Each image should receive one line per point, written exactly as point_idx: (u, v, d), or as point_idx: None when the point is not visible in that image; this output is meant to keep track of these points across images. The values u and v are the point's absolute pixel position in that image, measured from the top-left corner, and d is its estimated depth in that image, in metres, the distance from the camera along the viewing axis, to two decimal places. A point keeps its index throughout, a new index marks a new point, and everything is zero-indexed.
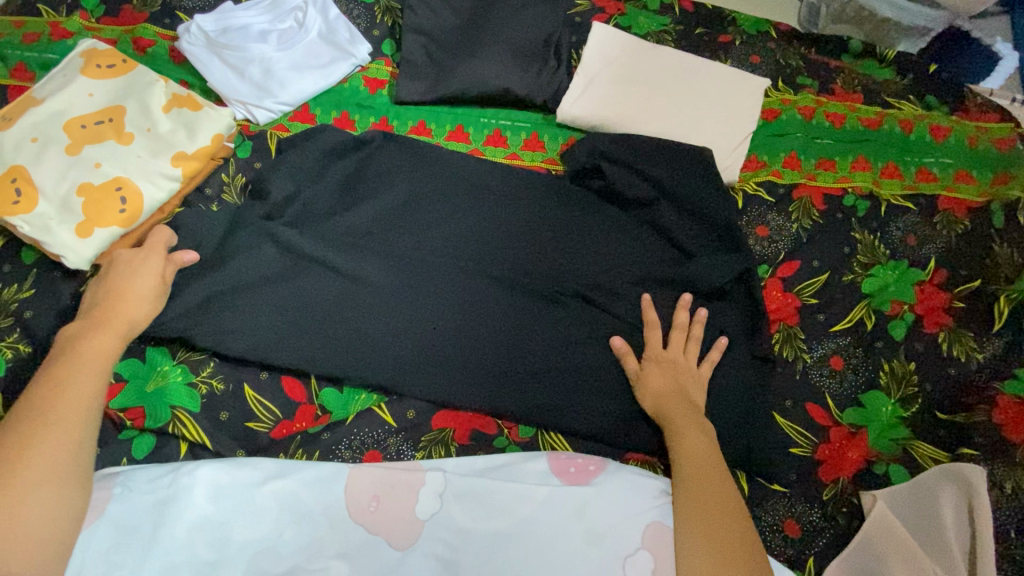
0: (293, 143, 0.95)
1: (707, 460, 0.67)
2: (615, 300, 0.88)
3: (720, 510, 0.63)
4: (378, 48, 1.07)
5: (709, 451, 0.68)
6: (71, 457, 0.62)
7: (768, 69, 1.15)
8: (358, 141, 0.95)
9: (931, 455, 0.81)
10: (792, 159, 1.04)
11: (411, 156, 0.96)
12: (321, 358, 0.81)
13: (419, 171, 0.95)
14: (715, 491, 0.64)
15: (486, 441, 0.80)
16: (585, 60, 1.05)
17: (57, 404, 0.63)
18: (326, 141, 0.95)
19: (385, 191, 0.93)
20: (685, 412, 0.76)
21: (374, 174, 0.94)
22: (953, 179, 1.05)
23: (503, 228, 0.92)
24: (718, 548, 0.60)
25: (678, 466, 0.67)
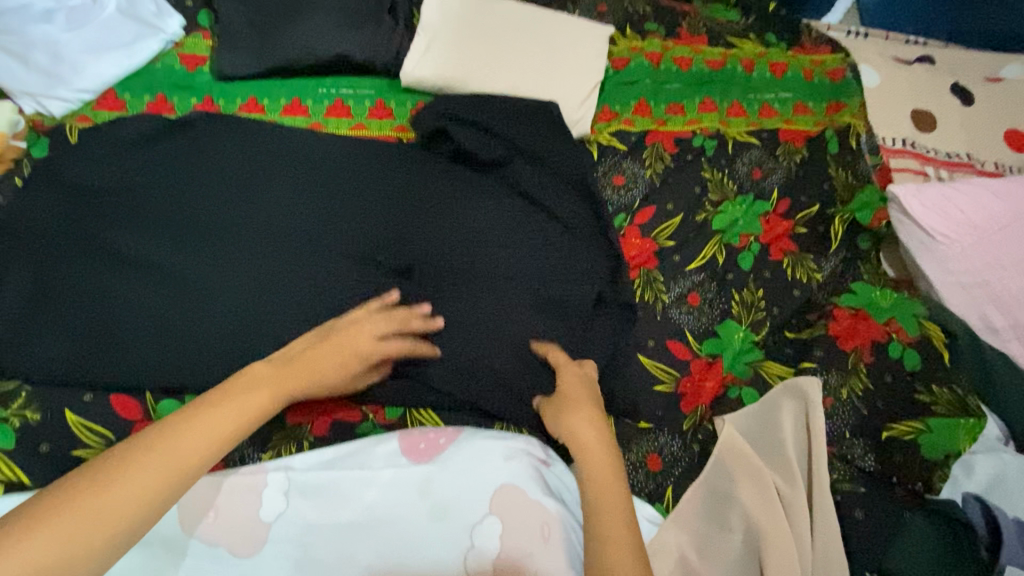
0: (100, 135, 0.84)
1: (603, 465, 0.60)
2: (461, 283, 0.82)
3: (621, 531, 0.55)
4: (193, 20, 0.97)
5: (610, 465, 0.61)
6: (134, 509, 0.48)
7: (616, 17, 1.14)
8: (176, 124, 0.86)
9: (780, 373, 0.84)
10: (642, 106, 1.05)
11: (239, 135, 0.87)
12: (154, 369, 0.73)
13: (250, 150, 0.87)
14: (615, 500, 0.57)
15: (348, 429, 0.75)
16: (424, 19, 1.00)
17: (182, 438, 0.52)
18: (139, 129, 0.85)
19: (212, 176, 0.84)
20: (584, 411, 0.68)
21: (197, 157, 0.85)
22: (792, 112, 1.10)
23: (350, 202, 0.86)
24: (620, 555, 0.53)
25: (590, 495, 0.58)
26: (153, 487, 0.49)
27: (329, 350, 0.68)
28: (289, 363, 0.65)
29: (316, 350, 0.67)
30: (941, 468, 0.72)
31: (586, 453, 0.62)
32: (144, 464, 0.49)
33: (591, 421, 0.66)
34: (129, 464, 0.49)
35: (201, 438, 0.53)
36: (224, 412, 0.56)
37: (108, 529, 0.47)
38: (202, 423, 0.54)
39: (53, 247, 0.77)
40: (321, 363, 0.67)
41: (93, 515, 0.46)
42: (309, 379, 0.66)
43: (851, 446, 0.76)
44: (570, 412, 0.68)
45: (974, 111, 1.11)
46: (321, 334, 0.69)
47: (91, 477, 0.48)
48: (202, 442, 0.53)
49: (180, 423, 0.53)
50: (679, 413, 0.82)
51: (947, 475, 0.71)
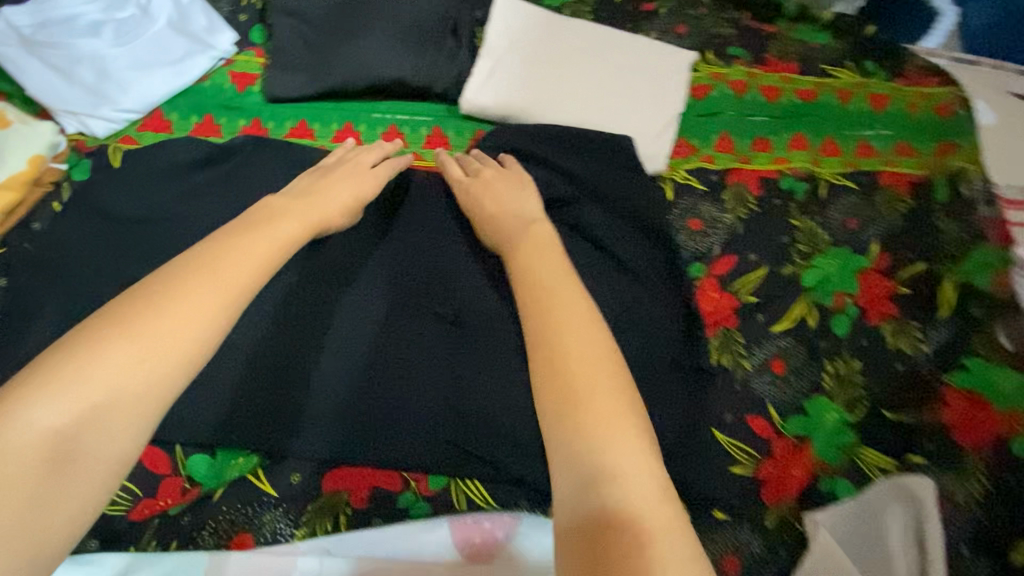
0: (144, 159, 0.80)
1: (587, 338, 0.51)
2: (522, 335, 0.72)
3: (609, 392, 0.48)
4: (246, 36, 0.92)
5: (586, 340, 0.51)
6: (178, 356, 0.46)
7: (696, 40, 1.04)
8: (222, 149, 0.81)
9: (879, 464, 0.73)
10: (724, 141, 0.95)
11: (286, 161, 0.81)
12: (186, 422, 0.68)
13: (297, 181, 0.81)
14: (601, 362, 0.50)
15: (389, 500, 0.68)
16: (489, 40, 0.92)
17: (195, 274, 0.49)
18: (184, 154, 0.80)
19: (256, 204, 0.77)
20: (545, 249, 0.62)
21: (242, 185, 0.79)
22: (894, 152, 0.98)
23: (400, 239, 0.78)
24: (603, 464, 0.44)
25: (567, 389, 0.48)
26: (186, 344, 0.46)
27: (329, 190, 0.70)
28: (289, 201, 0.65)
29: (320, 186, 0.70)
30: None
31: (561, 320, 0.53)
32: (179, 295, 0.47)
33: (562, 278, 0.57)
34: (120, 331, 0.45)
35: (191, 305, 0.48)
36: (258, 236, 0.56)
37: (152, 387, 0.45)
38: (212, 263, 0.50)
39: (85, 278, 0.72)
40: (330, 190, 0.70)
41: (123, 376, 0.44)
42: (314, 212, 0.66)
43: (969, 567, 0.65)
44: (512, 222, 0.69)
45: None
46: (310, 178, 0.71)
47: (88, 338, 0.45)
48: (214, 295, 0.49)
49: (158, 294, 0.47)
50: (761, 504, 0.72)
51: None
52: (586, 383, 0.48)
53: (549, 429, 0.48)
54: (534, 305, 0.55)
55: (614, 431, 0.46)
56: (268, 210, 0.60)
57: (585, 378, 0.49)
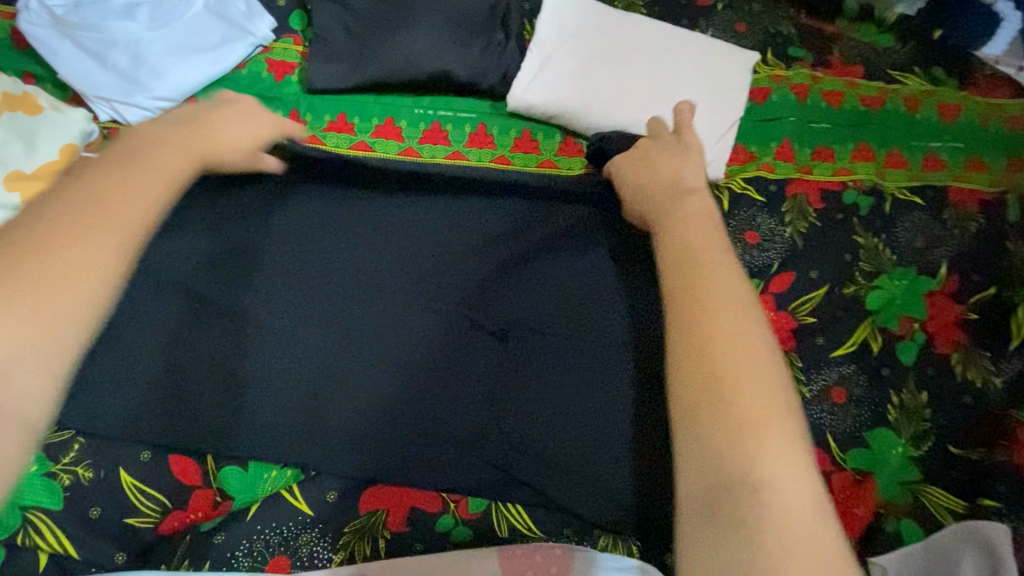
0: None
1: (746, 332, 0.48)
2: (569, 354, 0.69)
3: (763, 402, 0.45)
4: (285, 22, 0.87)
5: (750, 345, 0.47)
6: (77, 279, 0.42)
7: (755, 39, 0.98)
8: None
9: (946, 506, 0.68)
10: (784, 149, 0.89)
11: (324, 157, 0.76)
12: (217, 432, 0.65)
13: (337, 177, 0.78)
14: (760, 370, 0.46)
15: (428, 524, 0.64)
16: (539, 34, 0.88)
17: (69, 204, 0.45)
18: None
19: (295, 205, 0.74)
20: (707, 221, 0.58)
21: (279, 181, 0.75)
22: (963, 167, 0.92)
23: (442, 244, 0.74)
24: (734, 463, 0.42)
25: (710, 369, 0.46)
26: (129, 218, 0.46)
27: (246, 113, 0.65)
28: (182, 137, 0.57)
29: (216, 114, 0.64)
30: None
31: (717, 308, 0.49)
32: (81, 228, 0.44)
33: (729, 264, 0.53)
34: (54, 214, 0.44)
35: (122, 189, 0.47)
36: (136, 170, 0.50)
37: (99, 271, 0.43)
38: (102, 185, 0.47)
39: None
40: (224, 128, 0.62)
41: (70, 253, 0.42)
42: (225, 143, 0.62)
43: None
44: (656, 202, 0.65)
45: None
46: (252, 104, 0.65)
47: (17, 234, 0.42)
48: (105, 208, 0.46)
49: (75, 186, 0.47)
50: None
51: None
52: (751, 383, 0.45)
53: (682, 413, 0.46)
54: (686, 281, 0.52)
55: (763, 424, 0.44)
56: (151, 144, 0.54)
57: (736, 364, 0.46)
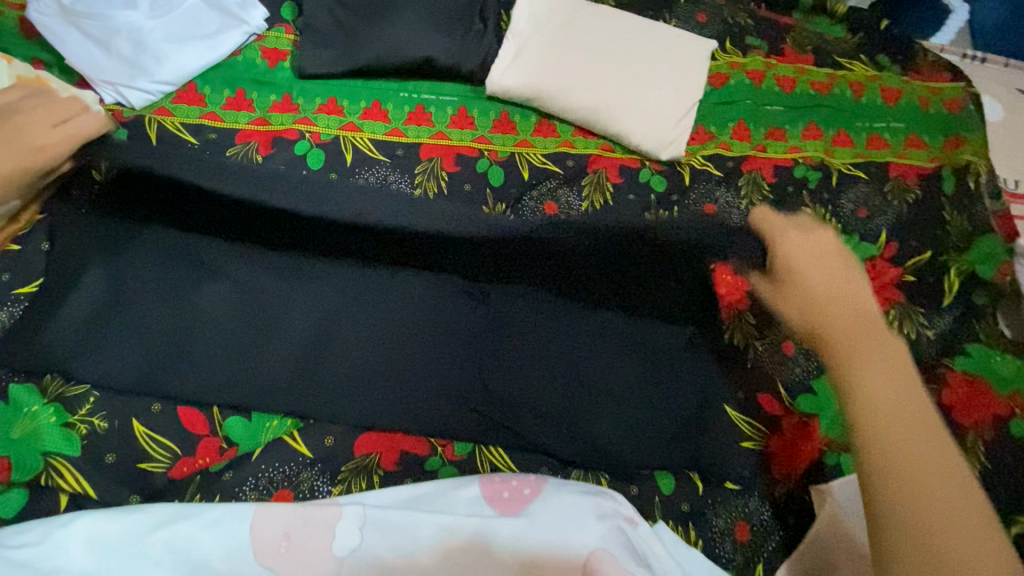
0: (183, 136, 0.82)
1: (909, 407, 0.48)
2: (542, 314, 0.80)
3: (945, 475, 0.46)
4: (277, 12, 0.93)
5: (919, 408, 0.48)
6: None
7: (715, 29, 1.06)
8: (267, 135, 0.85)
9: None
10: (740, 129, 0.97)
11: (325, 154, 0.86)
12: (222, 385, 0.71)
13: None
14: (939, 449, 0.47)
15: (417, 464, 0.71)
16: (514, 23, 0.94)
17: None
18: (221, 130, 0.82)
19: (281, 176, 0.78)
20: (829, 269, 0.59)
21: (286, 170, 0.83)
22: (904, 145, 1.00)
23: (418, 210, 0.78)
24: (927, 532, 0.44)
25: (892, 452, 0.47)
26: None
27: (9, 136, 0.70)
28: None
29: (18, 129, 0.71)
30: None
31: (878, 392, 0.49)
32: None
33: (857, 306, 0.55)
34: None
35: None
36: None
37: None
38: None
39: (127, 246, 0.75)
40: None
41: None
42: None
43: None
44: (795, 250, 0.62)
45: None
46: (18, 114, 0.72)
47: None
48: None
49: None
50: (771, 474, 0.75)
51: None
52: (927, 449, 0.47)
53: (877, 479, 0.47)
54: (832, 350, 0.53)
55: (945, 491, 0.45)
56: None
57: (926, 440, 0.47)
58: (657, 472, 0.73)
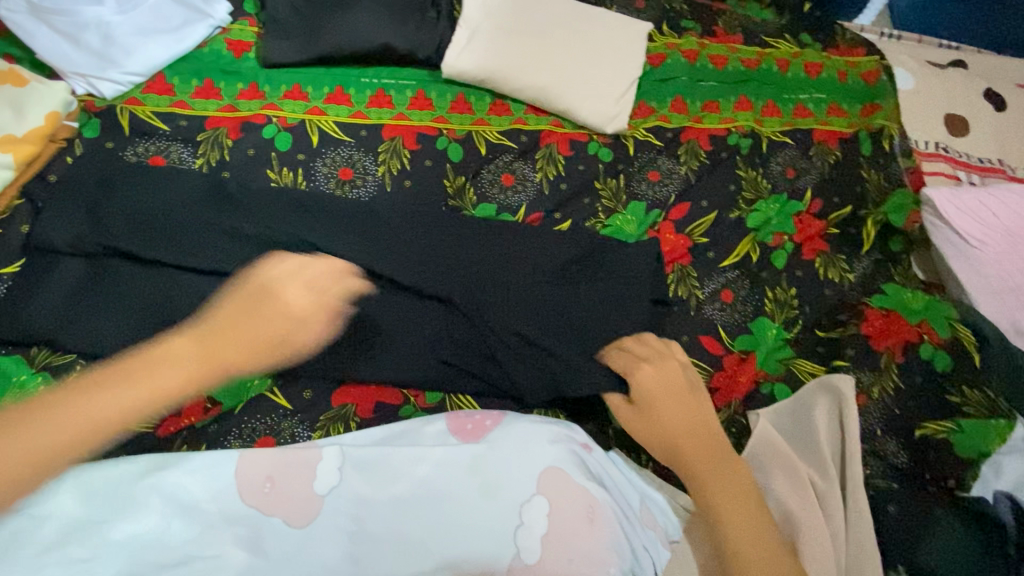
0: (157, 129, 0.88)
1: (765, 541, 0.64)
2: (503, 274, 0.84)
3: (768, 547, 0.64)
4: (239, 6, 0.99)
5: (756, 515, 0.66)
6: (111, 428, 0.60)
7: (653, 14, 1.15)
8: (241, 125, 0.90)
9: (810, 370, 0.86)
10: (677, 103, 1.06)
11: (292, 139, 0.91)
12: None
13: (278, 176, 0.89)
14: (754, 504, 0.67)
15: (392, 412, 0.77)
16: (465, 11, 1.02)
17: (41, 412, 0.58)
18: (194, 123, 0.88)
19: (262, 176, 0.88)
20: (669, 385, 0.77)
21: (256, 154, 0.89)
22: (826, 113, 1.10)
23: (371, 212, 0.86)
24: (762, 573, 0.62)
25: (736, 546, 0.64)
26: (84, 425, 0.59)
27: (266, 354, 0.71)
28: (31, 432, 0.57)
29: (246, 325, 0.69)
30: (971, 467, 0.73)
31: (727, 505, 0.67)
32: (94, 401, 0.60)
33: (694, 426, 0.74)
34: (96, 389, 0.60)
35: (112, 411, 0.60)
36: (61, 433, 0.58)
37: (70, 446, 0.58)
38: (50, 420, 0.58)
39: (101, 226, 0.79)
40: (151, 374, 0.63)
41: (40, 448, 0.56)
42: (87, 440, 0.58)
43: (884, 443, 0.78)
44: (654, 379, 0.77)
45: (1008, 117, 1.12)
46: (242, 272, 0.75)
47: (24, 414, 0.57)
48: (189, 367, 0.65)
49: (137, 358, 0.64)
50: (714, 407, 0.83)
51: (977, 474, 0.73)
52: (748, 515, 0.66)
53: None
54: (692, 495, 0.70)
55: (766, 540, 0.64)
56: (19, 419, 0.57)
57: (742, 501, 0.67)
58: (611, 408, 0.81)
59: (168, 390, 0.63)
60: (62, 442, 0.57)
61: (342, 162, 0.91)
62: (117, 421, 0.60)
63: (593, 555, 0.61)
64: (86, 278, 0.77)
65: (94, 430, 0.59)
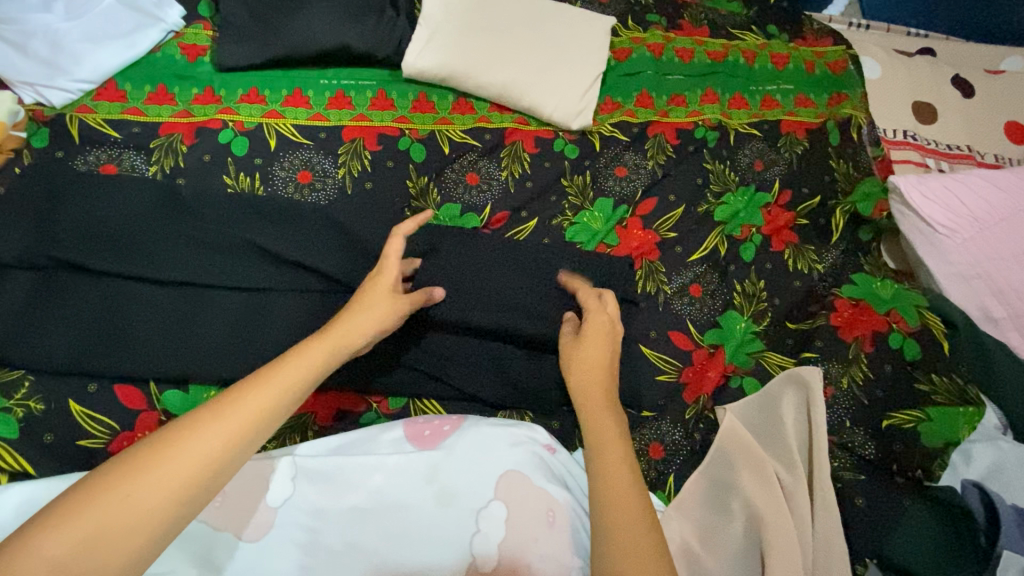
0: (109, 135, 0.86)
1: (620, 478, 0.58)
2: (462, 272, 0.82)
3: (632, 507, 0.56)
4: (194, 10, 0.97)
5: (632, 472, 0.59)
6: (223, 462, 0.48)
7: (618, 8, 1.14)
8: (197, 131, 0.88)
9: (780, 363, 0.85)
10: (643, 97, 1.05)
11: (249, 143, 0.89)
12: (155, 360, 0.74)
13: (235, 181, 0.87)
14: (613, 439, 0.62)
15: (353, 419, 0.76)
16: (425, 10, 1.00)
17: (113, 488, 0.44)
18: (149, 134, 0.87)
19: (216, 182, 0.86)
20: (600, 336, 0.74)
21: (211, 160, 0.87)
22: (794, 103, 1.10)
23: (315, 219, 0.83)
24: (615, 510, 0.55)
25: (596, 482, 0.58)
26: (196, 469, 0.46)
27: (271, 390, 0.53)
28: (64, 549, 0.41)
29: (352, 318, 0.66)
30: (942, 456, 0.74)
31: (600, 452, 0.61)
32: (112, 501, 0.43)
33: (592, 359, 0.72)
34: (144, 458, 0.46)
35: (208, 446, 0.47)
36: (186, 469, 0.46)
37: (159, 511, 0.44)
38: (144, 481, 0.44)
39: (50, 236, 0.77)
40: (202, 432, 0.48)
41: (121, 522, 0.43)
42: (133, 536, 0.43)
43: (853, 434, 0.77)
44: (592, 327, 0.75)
45: (976, 104, 1.11)
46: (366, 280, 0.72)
47: (97, 484, 0.44)
48: (248, 408, 0.51)
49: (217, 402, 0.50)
50: (682, 402, 0.82)
51: (945, 463, 0.74)
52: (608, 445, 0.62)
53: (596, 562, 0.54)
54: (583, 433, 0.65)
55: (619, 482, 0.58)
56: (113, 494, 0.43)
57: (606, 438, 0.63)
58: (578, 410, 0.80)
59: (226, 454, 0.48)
60: (154, 508, 0.44)
61: (301, 166, 0.89)
62: (192, 482, 0.46)
63: (554, 559, 0.60)
64: (98, 318, 0.74)
65: (208, 474, 0.47)
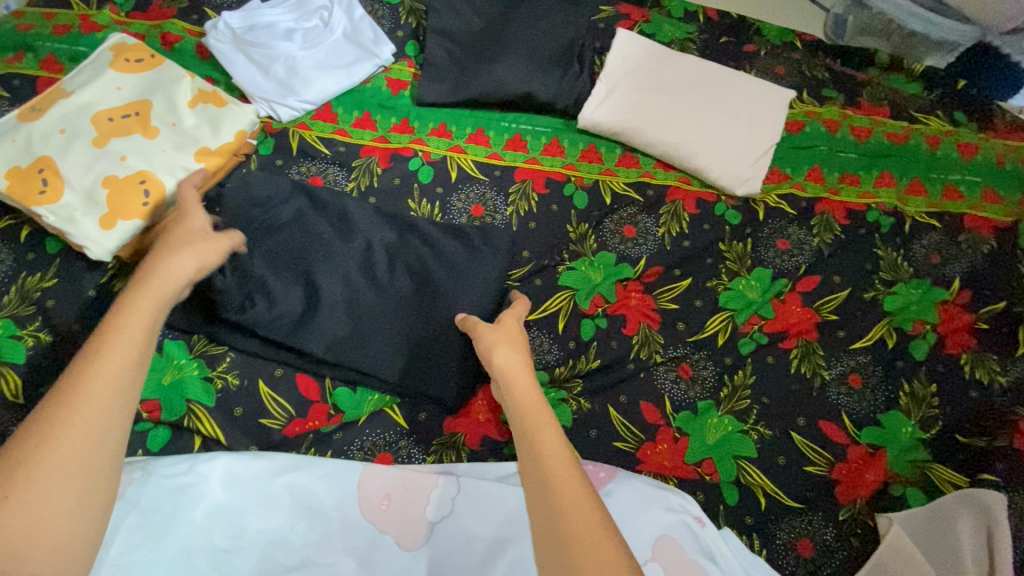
0: (320, 152, 0.98)
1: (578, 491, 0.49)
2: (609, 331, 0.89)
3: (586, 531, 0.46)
4: (402, 49, 1.08)
5: (579, 474, 0.51)
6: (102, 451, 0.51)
7: (793, 80, 1.13)
8: (392, 157, 0.98)
9: (952, 480, 0.79)
10: (814, 172, 1.03)
11: (436, 173, 0.97)
12: (330, 357, 0.81)
13: (417, 206, 0.95)
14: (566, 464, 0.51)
15: (498, 448, 0.79)
16: (608, 67, 1.06)
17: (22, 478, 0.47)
18: (353, 155, 0.98)
19: (402, 205, 0.94)
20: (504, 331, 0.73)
21: (402, 184, 0.96)
22: (980, 198, 1.02)
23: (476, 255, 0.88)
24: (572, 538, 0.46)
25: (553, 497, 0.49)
26: (90, 455, 0.50)
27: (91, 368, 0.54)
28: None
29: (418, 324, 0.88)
30: None
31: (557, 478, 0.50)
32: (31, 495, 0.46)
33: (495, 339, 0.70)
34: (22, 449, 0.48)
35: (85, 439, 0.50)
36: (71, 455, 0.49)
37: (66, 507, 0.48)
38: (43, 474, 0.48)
39: (263, 236, 0.87)
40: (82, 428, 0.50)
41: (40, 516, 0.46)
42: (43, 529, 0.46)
43: None
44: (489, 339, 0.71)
45: None
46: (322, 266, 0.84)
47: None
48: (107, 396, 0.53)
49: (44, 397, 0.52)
50: (836, 501, 0.79)
51: None
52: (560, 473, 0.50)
53: None
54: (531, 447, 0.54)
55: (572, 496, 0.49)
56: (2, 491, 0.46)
57: (557, 457, 0.52)
58: (725, 485, 0.79)
59: (121, 388, 0.54)
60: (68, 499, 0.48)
61: (475, 200, 0.96)
62: (91, 457, 0.50)
63: None
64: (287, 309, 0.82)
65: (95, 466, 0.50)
